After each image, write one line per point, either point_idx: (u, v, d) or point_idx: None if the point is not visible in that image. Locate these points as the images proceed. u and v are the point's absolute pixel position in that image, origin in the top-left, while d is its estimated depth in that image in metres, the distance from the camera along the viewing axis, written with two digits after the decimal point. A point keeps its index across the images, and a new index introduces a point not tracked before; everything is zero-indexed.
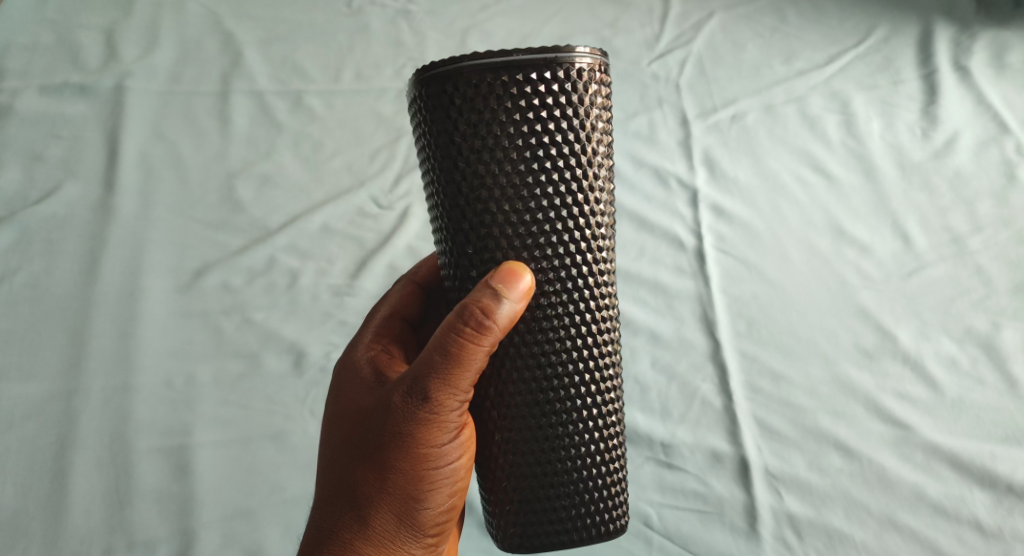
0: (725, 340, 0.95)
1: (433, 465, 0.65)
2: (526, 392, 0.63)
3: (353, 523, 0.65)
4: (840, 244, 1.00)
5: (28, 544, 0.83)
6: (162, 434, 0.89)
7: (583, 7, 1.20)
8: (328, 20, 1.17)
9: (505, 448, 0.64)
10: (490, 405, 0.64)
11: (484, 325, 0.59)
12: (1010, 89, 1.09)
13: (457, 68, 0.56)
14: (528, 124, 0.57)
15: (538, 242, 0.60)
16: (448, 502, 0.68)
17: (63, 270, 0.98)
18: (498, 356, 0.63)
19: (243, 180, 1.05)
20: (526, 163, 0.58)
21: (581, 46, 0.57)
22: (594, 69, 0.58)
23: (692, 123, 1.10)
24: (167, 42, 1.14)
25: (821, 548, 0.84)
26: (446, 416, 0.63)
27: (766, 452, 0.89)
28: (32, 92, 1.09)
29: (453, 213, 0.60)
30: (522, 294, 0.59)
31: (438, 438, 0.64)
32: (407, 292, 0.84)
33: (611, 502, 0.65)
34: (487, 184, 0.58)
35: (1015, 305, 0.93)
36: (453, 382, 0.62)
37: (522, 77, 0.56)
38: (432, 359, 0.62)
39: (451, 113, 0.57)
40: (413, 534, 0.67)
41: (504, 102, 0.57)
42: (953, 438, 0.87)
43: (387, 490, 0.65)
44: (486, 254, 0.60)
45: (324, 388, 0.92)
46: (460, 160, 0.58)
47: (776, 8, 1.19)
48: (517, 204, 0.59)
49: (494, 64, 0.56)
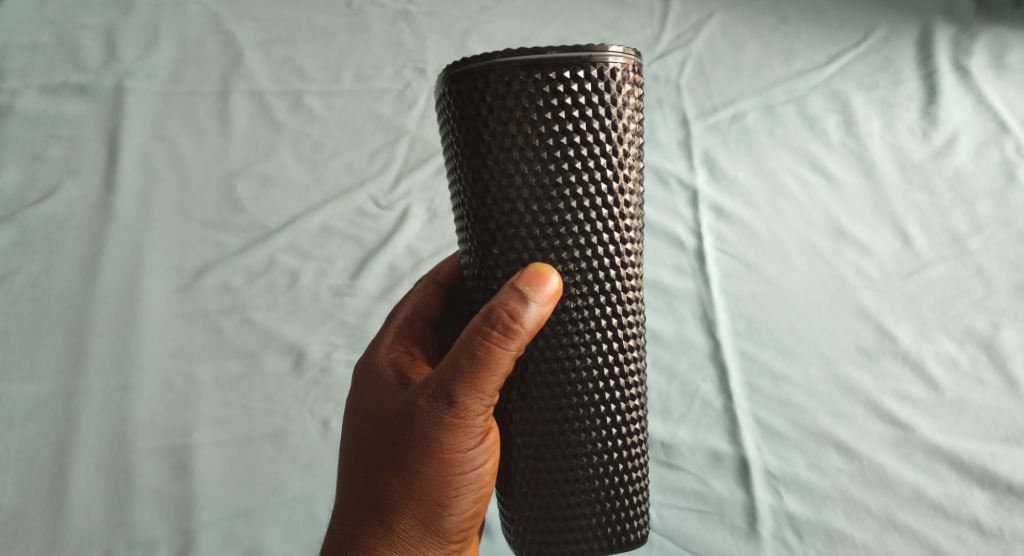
0: (725, 339, 0.95)
1: (458, 471, 0.64)
2: (549, 396, 0.62)
3: (377, 528, 0.64)
4: (839, 243, 1.00)
5: (28, 544, 0.83)
6: (163, 434, 0.89)
7: (583, 7, 1.20)
8: (328, 19, 1.17)
9: (526, 453, 0.63)
10: (513, 408, 0.64)
11: (511, 329, 0.59)
12: (1009, 90, 1.09)
13: (488, 65, 0.56)
14: (559, 124, 0.57)
15: (566, 243, 0.60)
16: (473, 508, 0.67)
17: (63, 269, 0.98)
18: (522, 360, 0.63)
19: (243, 180, 1.05)
20: (556, 164, 0.58)
21: (615, 46, 0.57)
22: (627, 69, 0.58)
23: (692, 123, 1.10)
24: (167, 42, 1.14)
25: (820, 548, 0.84)
26: (471, 421, 0.63)
27: (766, 452, 0.89)
28: (31, 92, 1.08)
29: (480, 212, 0.60)
30: (548, 297, 0.59)
31: (464, 443, 0.64)
32: (429, 293, 0.84)
33: (634, 511, 0.64)
34: (516, 183, 0.58)
35: (1014, 305, 0.93)
36: (479, 386, 0.62)
37: (555, 75, 0.57)
38: (458, 363, 0.62)
39: (481, 110, 0.58)
40: (438, 539, 0.67)
41: (536, 100, 0.57)
42: (952, 438, 0.87)
43: (411, 495, 0.64)
44: (512, 254, 0.60)
45: (324, 389, 0.93)
46: (489, 158, 0.58)
47: (776, 7, 1.19)
48: (547, 204, 0.59)
49: (527, 61, 0.56)
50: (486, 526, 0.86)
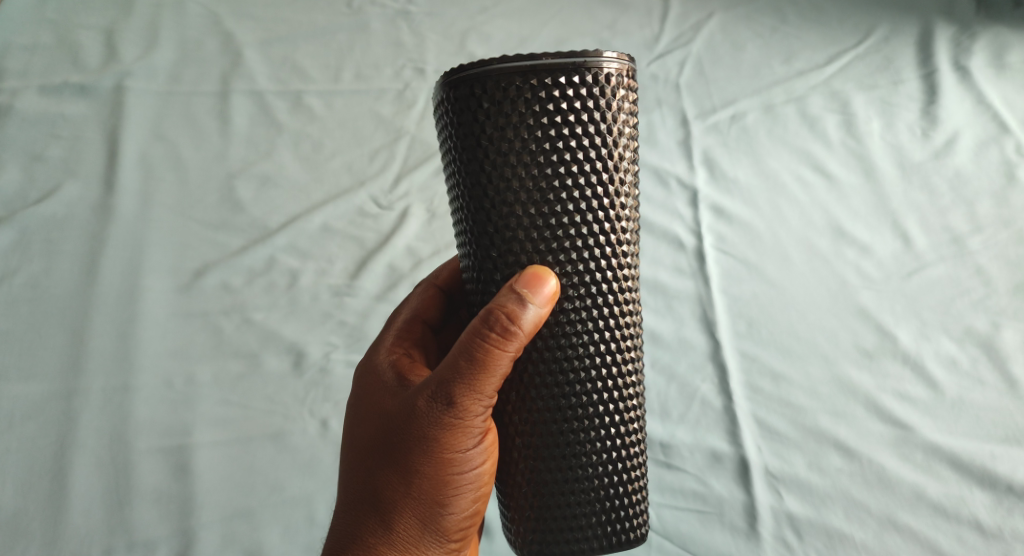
0: (725, 340, 0.95)
1: (458, 470, 0.64)
2: (547, 396, 0.62)
3: (377, 527, 0.64)
4: (839, 244, 1.00)
5: (28, 544, 0.83)
6: (162, 434, 0.89)
7: (583, 7, 1.20)
8: (327, 19, 1.17)
9: (525, 453, 0.63)
10: (512, 409, 0.64)
11: (509, 330, 0.59)
12: (1009, 90, 1.09)
13: (485, 71, 0.57)
14: (555, 128, 0.57)
15: (563, 245, 0.60)
16: (472, 507, 0.67)
17: (63, 269, 0.98)
18: (521, 361, 0.63)
19: (243, 180, 1.05)
20: (552, 167, 0.58)
21: (608, 52, 0.58)
22: (621, 74, 0.58)
23: (691, 123, 1.10)
24: (167, 42, 1.14)
25: (820, 548, 0.84)
26: (470, 421, 0.63)
27: (766, 453, 0.89)
28: (31, 92, 1.08)
29: (478, 215, 0.60)
30: (546, 298, 0.59)
31: (463, 443, 0.64)
32: (429, 296, 0.84)
33: (633, 510, 0.64)
34: (513, 187, 0.58)
35: (1015, 305, 0.93)
36: (478, 387, 0.62)
37: (550, 81, 0.57)
38: (457, 364, 0.62)
39: (478, 116, 0.58)
40: (438, 539, 0.66)
41: (532, 105, 0.57)
42: (952, 438, 0.87)
43: (411, 495, 0.64)
44: (510, 257, 0.60)
45: (324, 389, 0.93)
46: (486, 163, 0.58)
47: (776, 7, 1.18)
48: (544, 208, 0.59)
49: (522, 67, 0.56)
50: (486, 527, 0.86)
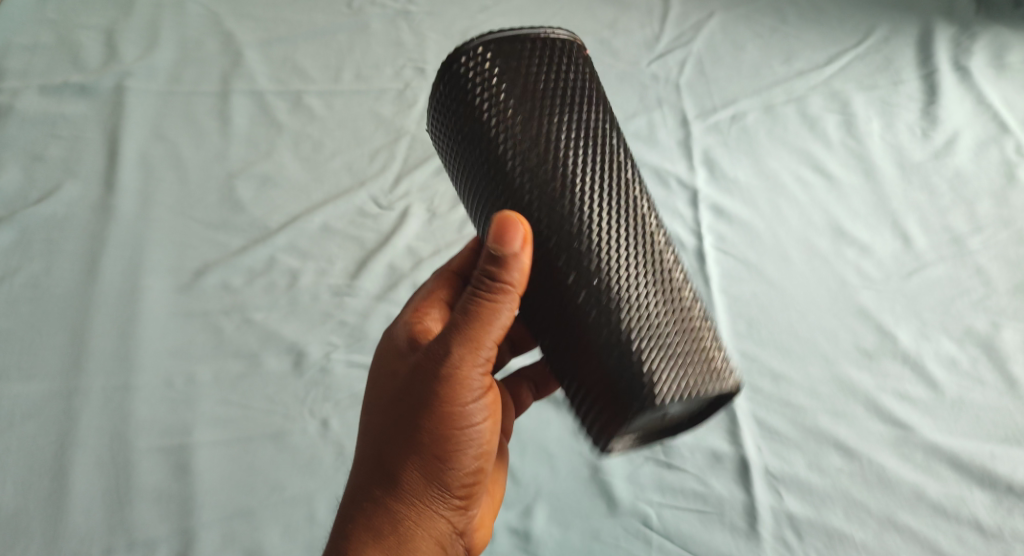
0: (725, 340, 0.94)
1: (459, 426, 0.68)
2: (595, 298, 0.59)
3: (384, 482, 0.67)
4: (840, 243, 1.00)
5: (28, 544, 0.83)
6: (162, 434, 0.89)
7: (583, 9, 1.21)
8: (328, 20, 1.19)
9: (584, 365, 0.60)
10: (557, 327, 0.61)
11: (499, 287, 0.63)
12: (1009, 90, 1.09)
13: (458, 60, 0.60)
14: (534, 88, 0.60)
15: (573, 171, 0.60)
16: (474, 464, 0.71)
17: (63, 269, 0.98)
18: (553, 284, 0.61)
19: (243, 180, 1.05)
20: (542, 118, 0.60)
21: (555, 26, 0.62)
22: (571, 41, 0.63)
23: (692, 123, 1.10)
24: (167, 43, 1.15)
25: (821, 548, 0.84)
26: (469, 378, 0.67)
27: (766, 453, 0.89)
28: (32, 92, 1.09)
29: (488, 183, 0.61)
30: (519, 244, 0.59)
31: (463, 399, 0.67)
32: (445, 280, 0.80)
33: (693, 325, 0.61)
34: (513, 140, 0.60)
35: (1014, 305, 0.93)
36: (475, 346, 0.66)
37: (517, 54, 0.60)
38: (456, 325, 0.66)
39: (465, 97, 0.60)
40: (442, 493, 0.70)
41: (509, 76, 0.60)
42: (951, 438, 0.87)
43: (415, 450, 0.67)
44: (525, 201, 0.60)
45: (323, 389, 0.93)
46: (484, 132, 0.60)
47: (774, 8, 1.20)
48: (547, 150, 0.60)
49: (489, 49, 0.60)
50: None
